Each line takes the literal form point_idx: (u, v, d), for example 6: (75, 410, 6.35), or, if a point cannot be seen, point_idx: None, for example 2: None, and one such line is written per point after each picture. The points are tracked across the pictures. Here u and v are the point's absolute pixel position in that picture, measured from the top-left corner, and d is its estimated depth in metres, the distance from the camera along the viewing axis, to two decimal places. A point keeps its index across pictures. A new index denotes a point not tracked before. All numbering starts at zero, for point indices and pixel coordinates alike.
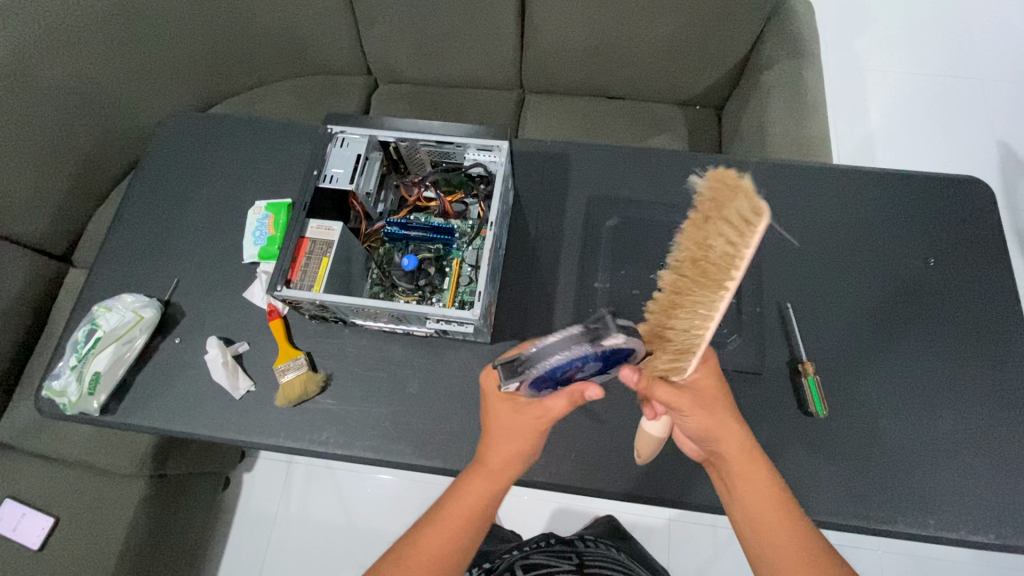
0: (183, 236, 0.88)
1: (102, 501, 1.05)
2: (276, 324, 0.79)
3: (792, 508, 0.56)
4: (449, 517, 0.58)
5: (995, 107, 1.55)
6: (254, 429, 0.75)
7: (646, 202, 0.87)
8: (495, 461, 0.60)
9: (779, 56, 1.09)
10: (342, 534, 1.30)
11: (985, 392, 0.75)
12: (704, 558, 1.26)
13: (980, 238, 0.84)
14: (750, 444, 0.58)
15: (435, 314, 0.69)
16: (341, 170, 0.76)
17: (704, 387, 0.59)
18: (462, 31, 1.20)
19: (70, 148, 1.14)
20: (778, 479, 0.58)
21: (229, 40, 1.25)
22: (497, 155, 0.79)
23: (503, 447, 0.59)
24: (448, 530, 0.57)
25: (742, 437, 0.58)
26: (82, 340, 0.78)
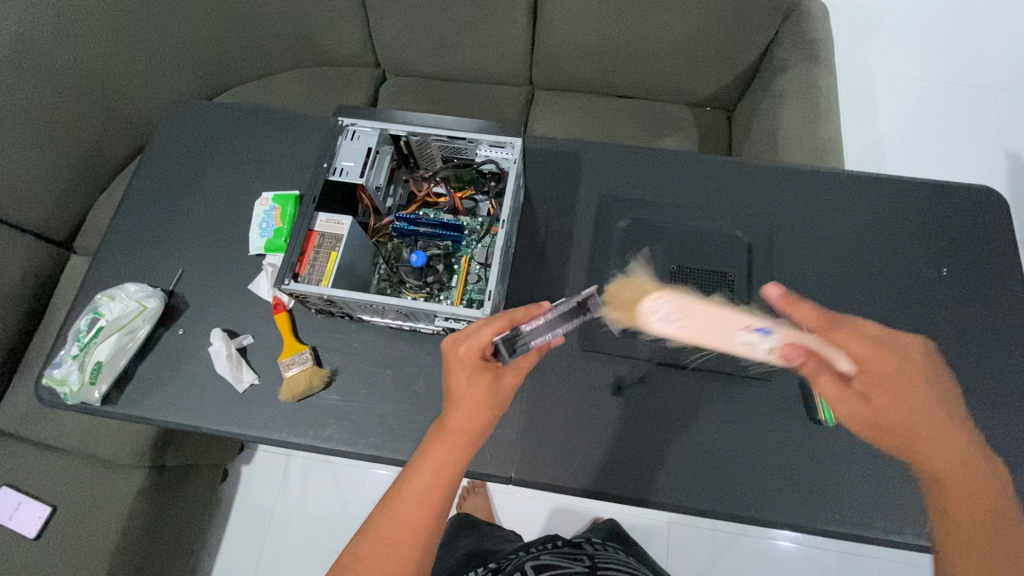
0: (188, 226, 0.87)
1: (99, 491, 1.04)
2: (280, 317, 0.78)
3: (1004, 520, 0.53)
4: (420, 490, 0.56)
5: (1005, 116, 1.54)
6: (258, 424, 0.74)
7: (657, 204, 0.86)
8: (464, 428, 0.57)
9: (794, 59, 1.07)
10: (340, 528, 1.29)
11: (993, 404, 0.75)
12: (703, 561, 1.26)
13: (993, 248, 0.83)
14: (965, 461, 0.54)
15: (444, 312, 0.68)
16: (351, 163, 0.74)
17: (878, 375, 0.55)
18: (474, 25, 1.18)
19: (74, 133, 1.12)
20: (1003, 496, 0.53)
21: (238, 28, 1.23)
22: (510, 152, 0.77)
23: (471, 418, 0.57)
24: (418, 506, 0.55)
25: (955, 455, 0.54)
26: (84, 329, 0.77)
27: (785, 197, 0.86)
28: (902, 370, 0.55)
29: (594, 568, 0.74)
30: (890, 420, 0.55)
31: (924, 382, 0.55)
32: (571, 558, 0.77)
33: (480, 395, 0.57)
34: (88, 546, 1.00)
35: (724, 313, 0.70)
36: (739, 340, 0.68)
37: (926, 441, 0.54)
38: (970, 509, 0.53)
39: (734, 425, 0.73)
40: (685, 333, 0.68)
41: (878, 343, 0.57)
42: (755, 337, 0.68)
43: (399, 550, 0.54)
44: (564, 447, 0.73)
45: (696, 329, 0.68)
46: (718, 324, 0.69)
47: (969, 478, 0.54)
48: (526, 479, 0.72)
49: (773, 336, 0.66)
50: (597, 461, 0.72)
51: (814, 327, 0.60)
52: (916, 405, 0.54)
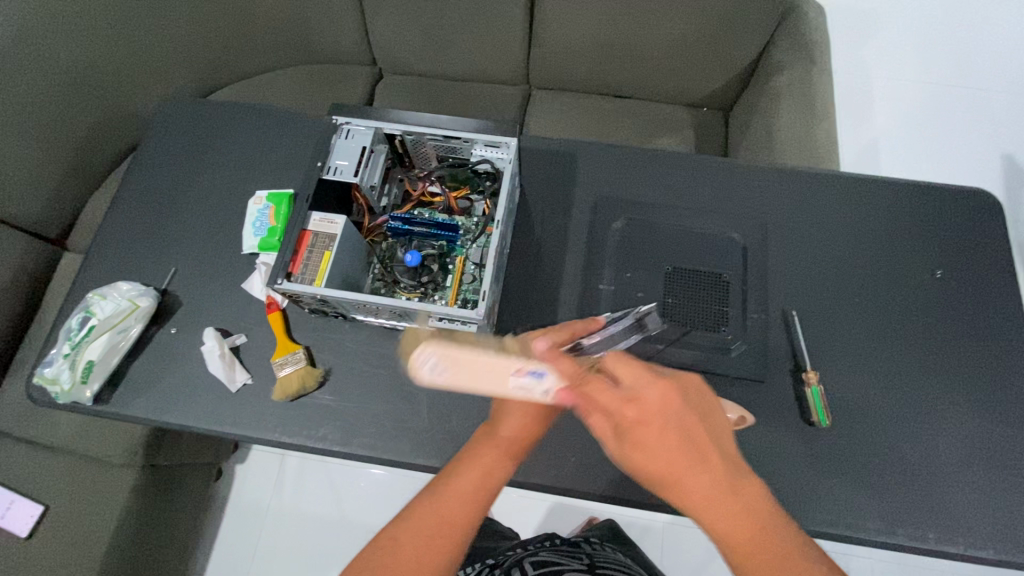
0: (182, 224, 0.86)
1: (91, 490, 1.03)
2: (274, 317, 0.77)
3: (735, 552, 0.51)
4: (465, 485, 0.57)
5: (1001, 118, 1.55)
6: (251, 423, 0.74)
7: (652, 204, 0.86)
8: (510, 435, 0.60)
9: (790, 60, 1.07)
10: (334, 527, 1.29)
11: (987, 406, 0.75)
12: (698, 561, 1.26)
13: (987, 250, 0.83)
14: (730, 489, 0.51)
15: (439, 312, 0.68)
16: (345, 162, 0.74)
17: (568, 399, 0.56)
18: (470, 23, 1.18)
19: (67, 130, 1.12)
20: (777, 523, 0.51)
21: (231, 25, 1.23)
22: (505, 152, 0.77)
23: (525, 428, 0.61)
24: (464, 503, 0.56)
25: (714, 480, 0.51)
26: (76, 328, 0.76)
27: (780, 198, 0.86)
28: (665, 415, 0.52)
29: (593, 566, 0.74)
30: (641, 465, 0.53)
31: (665, 426, 0.52)
32: (569, 556, 0.77)
33: (538, 407, 0.61)
34: (79, 546, 1.00)
35: (490, 355, 0.59)
36: (517, 386, 0.58)
37: (682, 489, 0.52)
38: (748, 546, 0.50)
39: None
40: (460, 382, 0.59)
41: (631, 389, 0.54)
42: (532, 382, 0.58)
43: (439, 542, 0.55)
44: (558, 448, 0.73)
45: (470, 375, 0.59)
46: (499, 370, 0.58)
47: (750, 536, 0.50)
48: (520, 480, 0.72)
49: (549, 384, 0.57)
50: (592, 462, 0.72)
51: (570, 371, 0.56)
52: (656, 453, 0.52)
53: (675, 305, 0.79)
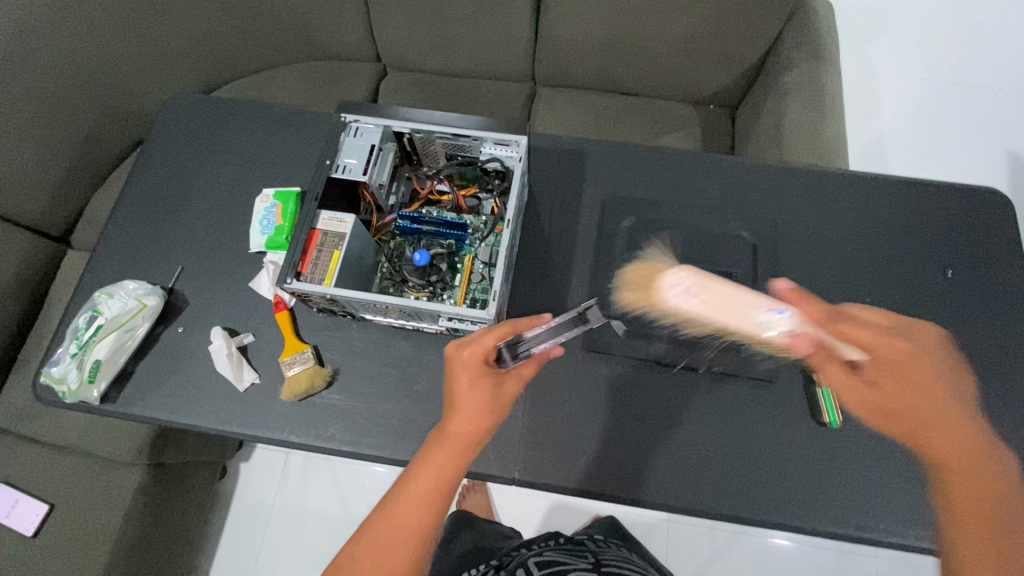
0: (188, 222, 0.85)
1: (97, 488, 1.03)
2: (281, 316, 0.77)
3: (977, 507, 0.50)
4: (415, 492, 0.55)
5: (1007, 116, 1.54)
6: (259, 423, 0.73)
7: (661, 204, 0.85)
8: (458, 432, 0.57)
9: (798, 58, 1.07)
10: (339, 525, 1.29)
11: (997, 407, 0.75)
12: (702, 559, 1.26)
13: (998, 251, 0.83)
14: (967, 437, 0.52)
15: (448, 312, 0.68)
16: (354, 160, 0.74)
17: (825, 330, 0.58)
18: (477, 19, 1.17)
19: (71, 127, 1.11)
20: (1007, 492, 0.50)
21: (236, 22, 1.22)
22: (514, 150, 0.77)
23: (472, 425, 0.57)
24: (417, 509, 0.55)
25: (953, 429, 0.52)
26: (83, 327, 0.76)
27: (790, 197, 0.85)
28: (914, 356, 0.54)
29: (599, 564, 0.74)
30: (898, 406, 0.54)
31: (927, 369, 0.54)
32: (576, 555, 0.76)
33: (481, 402, 0.57)
34: (87, 545, 0.99)
35: (743, 287, 0.56)
36: (755, 321, 0.56)
37: (939, 437, 0.52)
38: (977, 500, 0.50)
39: (739, 427, 0.73)
40: (707, 310, 0.57)
41: (882, 329, 0.57)
42: (772, 319, 0.56)
43: (397, 552, 0.53)
44: (567, 448, 0.73)
45: (714, 305, 0.56)
46: (735, 301, 0.56)
47: (979, 501, 0.50)
48: (528, 480, 0.71)
49: (789, 323, 0.56)
50: (601, 462, 0.72)
51: (815, 316, 0.57)
52: (924, 394, 0.53)
53: None
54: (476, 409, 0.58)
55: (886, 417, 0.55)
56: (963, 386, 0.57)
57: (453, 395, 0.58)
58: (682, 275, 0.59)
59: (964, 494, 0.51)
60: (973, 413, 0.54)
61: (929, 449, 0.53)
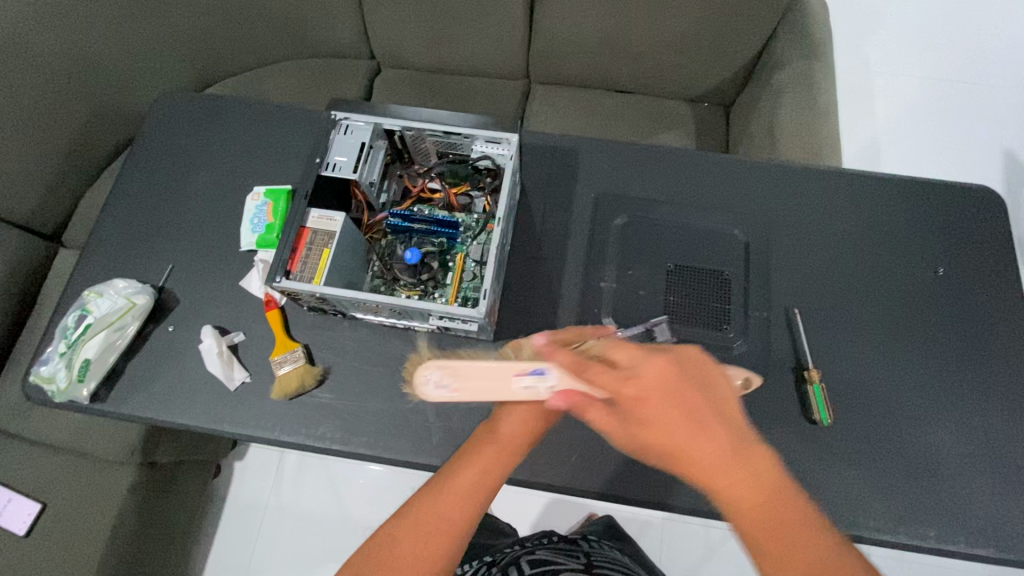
0: (178, 220, 0.85)
1: (90, 487, 1.03)
2: (272, 314, 0.77)
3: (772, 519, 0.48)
4: (460, 485, 0.56)
5: (1002, 114, 1.54)
6: (250, 422, 0.73)
7: (654, 201, 0.85)
8: (506, 434, 0.59)
9: (792, 55, 1.06)
10: (333, 524, 1.29)
11: (988, 405, 0.75)
12: (696, 557, 1.26)
13: (990, 249, 0.83)
14: (728, 452, 0.51)
15: (439, 310, 0.67)
16: (344, 158, 0.73)
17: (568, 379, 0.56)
18: (470, 16, 1.17)
19: (62, 125, 1.10)
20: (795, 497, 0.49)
21: (228, 18, 1.21)
22: (506, 148, 0.76)
23: (524, 426, 0.59)
24: (460, 502, 0.55)
25: (715, 449, 0.51)
26: (72, 326, 0.76)
27: (783, 195, 0.85)
28: (659, 380, 0.53)
29: (590, 565, 0.74)
30: (649, 439, 0.54)
31: (666, 401, 0.52)
32: (566, 555, 0.76)
33: (540, 404, 0.60)
34: (79, 544, 0.99)
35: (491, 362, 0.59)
36: (520, 387, 0.57)
37: (697, 461, 0.51)
38: (762, 518, 0.48)
39: None
40: (467, 395, 0.59)
41: (628, 365, 0.54)
42: (532, 383, 0.57)
43: (434, 542, 0.53)
44: (558, 447, 0.73)
45: (472, 386, 0.59)
46: (496, 375, 0.58)
47: (764, 517, 0.48)
48: (520, 479, 0.71)
49: (550, 378, 0.57)
50: (592, 460, 0.72)
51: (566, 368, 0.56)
52: (665, 425, 0.52)
53: (677, 302, 0.78)
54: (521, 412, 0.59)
55: (673, 457, 0.53)
56: (721, 390, 0.54)
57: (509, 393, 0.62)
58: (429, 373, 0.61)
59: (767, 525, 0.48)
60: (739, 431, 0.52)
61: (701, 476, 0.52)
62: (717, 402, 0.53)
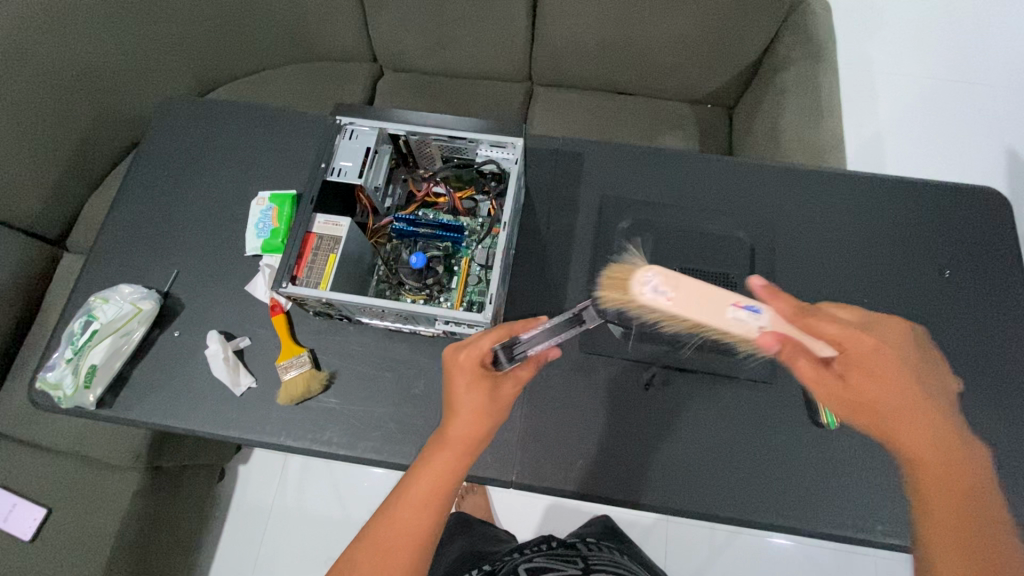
0: (183, 225, 0.85)
1: (96, 492, 1.03)
2: (278, 319, 0.77)
3: (961, 509, 0.47)
4: (414, 495, 0.56)
5: (1004, 113, 1.54)
6: (255, 427, 0.73)
7: (659, 204, 0.85)
8: (457, 436, 0.57)
9: (795, 57, 1.06)
10: (337, 527, 1.29)
11: (994, 407, 0.75)
12: (701, 559, 1.26)
13: (995, 250, 0.83)
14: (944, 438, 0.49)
15: (445, 315, 0.67)
16: (349, 163, 0.73)
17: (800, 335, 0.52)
18: (473, 20, 1.17)
19: (66, 130, 1.10)
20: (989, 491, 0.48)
21: (232, 23, 1.21)
22: (511, 152, 0.76)
23: (469, 427, 0.57)
24: (417, 512, 0.55)
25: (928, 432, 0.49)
26: (78, 332, 0.76)
27: (787, 198, 0.85)
28: (885, 349, 0.49)
29: (588, 569, 0.73)
30: (861, 400, 0.50)
31: (899, 366, 0.49)
32: (567, 560, 0.76)
33: (479, 405, 0.57)
34: (85, 549, 0.99)
35: (702, 287, 0.52)
36: (731, 321, 0.51)
37: (907, 432, 0.49)
38: (950, 504, 0.47)
39: (737, 428, 0.73)
40: (676, 310, 0.52)
41: (857, 322, 0.52)
42: (745, 318, 0.51)
43: (395, 555, 0.54)
44: (564, 451, 0.73)
45: (688, 298, 0.52)
46: (704, 301, 0.52)
47: (960, 505, 0.47)
48: (526, 484, 0.71)
49: (763, 317, 0.51)
50: (597, 464, 0.72)
51: (786, 314, 0.52)
52: (881, 385, 0.49)
53: None
54: (475, 410, 0.57)
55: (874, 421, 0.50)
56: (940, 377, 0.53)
57: (449, 400, 0.58)
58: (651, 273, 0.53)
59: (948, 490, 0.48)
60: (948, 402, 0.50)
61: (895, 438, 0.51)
62: (934, 376, 0.51)
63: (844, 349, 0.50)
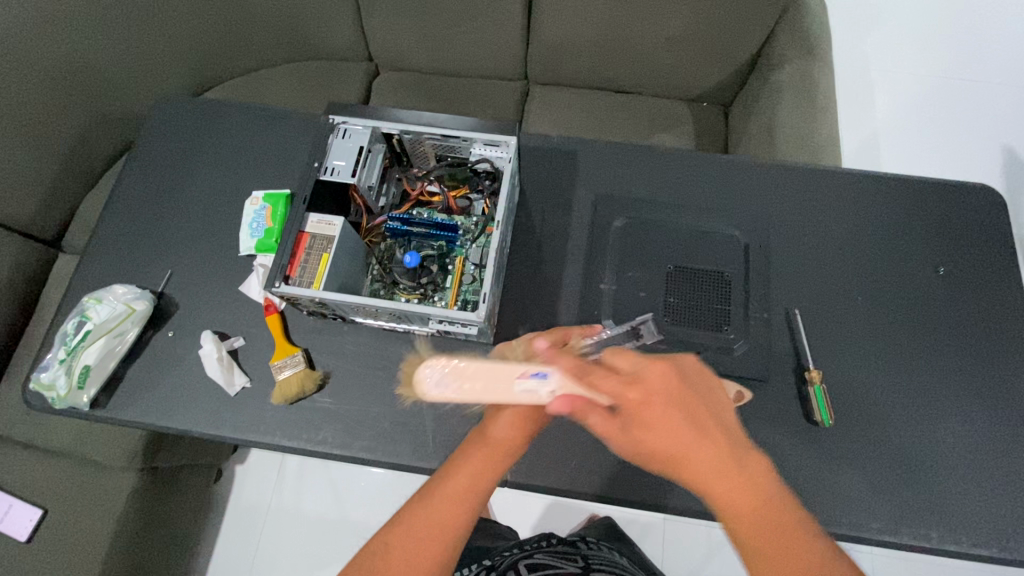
0: (177, 225, 0.85)
1: (92, 492, 1.03)
2: (272, 319, 0.76)
3: (792, 564, 0.48)
4: (450, 491, 0.55)
5: (1001, 111, 1.54)
6: (250, 427, 0.73)
7: (654, 203, 0.85)
8: (496, 436, 0.59)
9: (791, 54, 1.06)
10: (335, 527, 1.29)
11: (990, 404, 0.74)
12: (698, 558, 1.26)
13: (990, 247, 0.83)
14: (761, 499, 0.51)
15: (438, 314, 0.67)
16: (342, 162, 0.73)
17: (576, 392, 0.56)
18: (468, 18, 1.17)
19: (60, 130, 1.10)
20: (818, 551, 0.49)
21: (226, 22, 1.21)
22: (505, 151, 0.76)
23: (515, 428, 0.59)
24: (455, 507, 0.55)
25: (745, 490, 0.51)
26: (71, 332, 0.75)
27: (782, 196, 0.85)
28: (660, 399, 0.54)
29: (588, 568, 0.73)
30: (648, 448, 0.54)
31: (670, 413, 0.53)
32: (563, 559, 0.76)
33: (532, 405, 0.60)
34: (81, 550, 0.99)
35: (489, 362, 0.60)
36: (521, 391, 0.57)
37: (713, 485, 0.51)
38: (778, 559, 0.48)
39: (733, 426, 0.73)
40: (466, 396, 0.60)
41: (633, 370, 0.55)
42: (535, 385, 0.57)
43: (427, 547, 0.53)
44: (559, 450, 0.73)
45: (468, 388, 0.60)
46: (498, 374, 0.59)
47: (784, 562, 0.48)
48: (521, 483, 0.71)
49: (552, 382, 0.57)
50: (592, 463, 0.72)
51: (573, 371, 0.57)
52: (661, 432, 0.53)
53: (676, 304, 0.78)
54: (516, 414, 0.59)
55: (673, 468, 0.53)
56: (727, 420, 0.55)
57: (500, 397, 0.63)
58: (430, 369, 0.63)
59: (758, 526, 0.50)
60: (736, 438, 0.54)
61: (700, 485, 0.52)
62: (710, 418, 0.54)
63: (618, 395, 0.54)
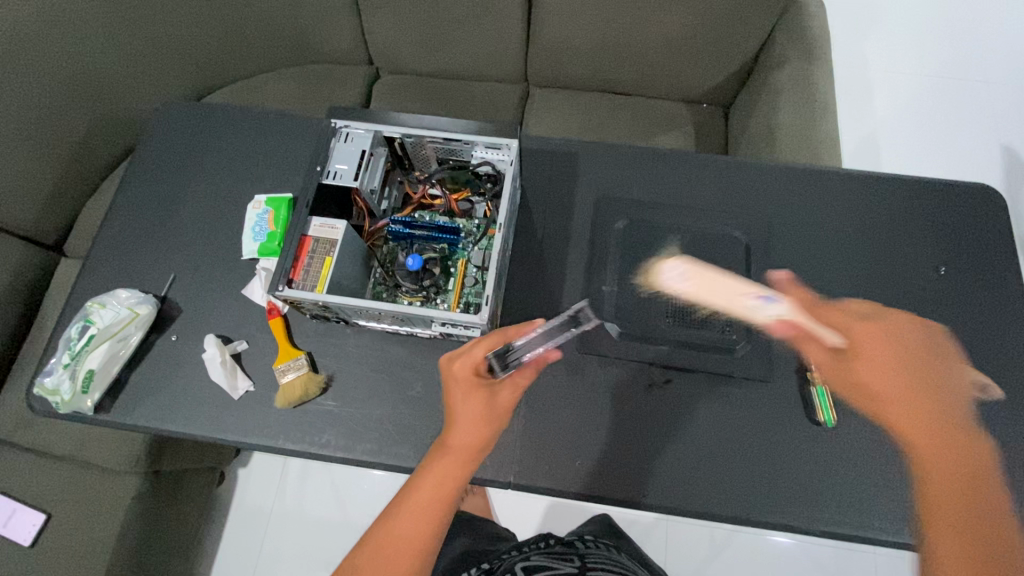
0: (180, 230, 0.85)
1: (96, 496, 1.03)
2: (276, 322, 0.77)
3: (973, 502, 0.56)
4: (417, 502, 0.58)
5: (1000, 110, 1.54)
6: (253, 431, 0.73)
7: (655, 204, 0.85)
8: (457, 443, 0.60)
9: (791, 55, 1.06)
10: (337, 529, 1.29)
11: (991, 404, 0.75)
12: (699, 558, 1.26)
13: (990, 246, 0.83)
14: (964, 462, 0.59)
15: (441, 317, 0.68)
16: (345, 166, 0.73)
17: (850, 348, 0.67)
18: (468, 21, 1.17)
19: (63, 134, 1.11)
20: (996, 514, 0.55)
21: (228, 26, 1.21)
22: (506, 154, 0.77)
23: (472, 436, 0.60)
24: (418, 521, 0.58)
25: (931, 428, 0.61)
26: (76, 337, 0.76)
27: (783, 197, 0.85)
28: (885, 345, 0.65)
29: (584, 568, 0.73)
30: (862, 380, 0.66)
31: (910, 359, 0.64)
32: (565, 559, 0.76)
33: (477, 412, 0.60)
34: (85, 554, 0.99)
35: (733, 279, 0.78)
36: (748, 304, 0.76)
37: (901, 410, 0.62)
38: (952, 491, 0.57)
39: (734, 427, 0.73)
40: (696, 291, 0.78)
41: (864, 316, 0.70)
42: (763, 305, 0.76)
43: (398, 560, 0.56)
44: (562, 452, 0.73)
45: (703, 286, 0.78)
46: (731, 290, 0.77)
47: (961, 493, 0.57)
48: (524, 485, 0.71)
49: (780, 305, 0.76)
50: (594, 465, 0.72)
51: (799, 308, 0.75)
52: (877, 368, 0.64)
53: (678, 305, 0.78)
54: (474, 418, 0.61)
55: (877, 399, 0.64)
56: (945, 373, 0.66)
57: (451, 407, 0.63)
58: (675, 266, 0.80)
59: (940, 494, 0.57)
60: (945, 421, 0.61)
61: (907, 432, 0.62)
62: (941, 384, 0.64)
63: (847, 338, 0.69)
